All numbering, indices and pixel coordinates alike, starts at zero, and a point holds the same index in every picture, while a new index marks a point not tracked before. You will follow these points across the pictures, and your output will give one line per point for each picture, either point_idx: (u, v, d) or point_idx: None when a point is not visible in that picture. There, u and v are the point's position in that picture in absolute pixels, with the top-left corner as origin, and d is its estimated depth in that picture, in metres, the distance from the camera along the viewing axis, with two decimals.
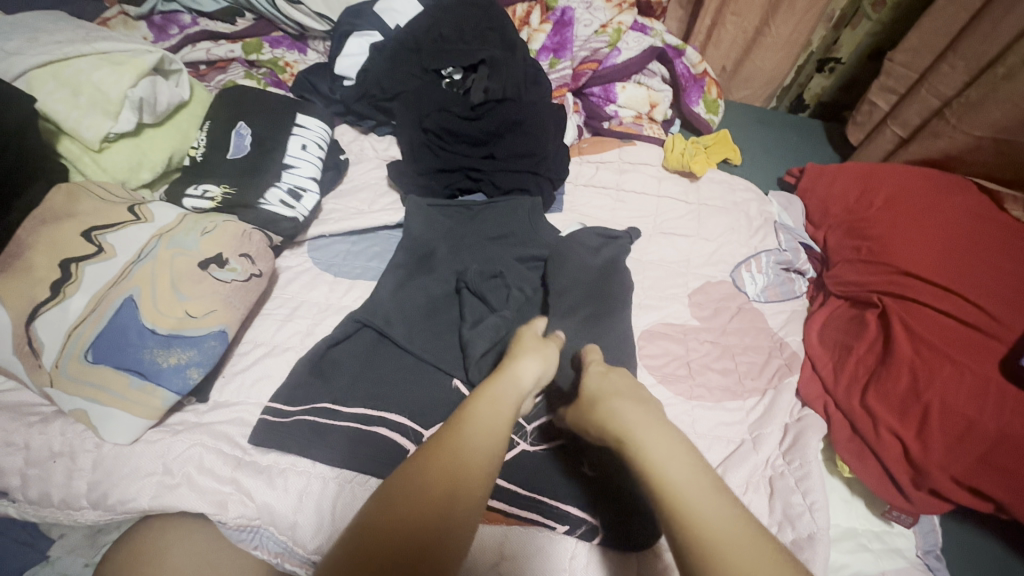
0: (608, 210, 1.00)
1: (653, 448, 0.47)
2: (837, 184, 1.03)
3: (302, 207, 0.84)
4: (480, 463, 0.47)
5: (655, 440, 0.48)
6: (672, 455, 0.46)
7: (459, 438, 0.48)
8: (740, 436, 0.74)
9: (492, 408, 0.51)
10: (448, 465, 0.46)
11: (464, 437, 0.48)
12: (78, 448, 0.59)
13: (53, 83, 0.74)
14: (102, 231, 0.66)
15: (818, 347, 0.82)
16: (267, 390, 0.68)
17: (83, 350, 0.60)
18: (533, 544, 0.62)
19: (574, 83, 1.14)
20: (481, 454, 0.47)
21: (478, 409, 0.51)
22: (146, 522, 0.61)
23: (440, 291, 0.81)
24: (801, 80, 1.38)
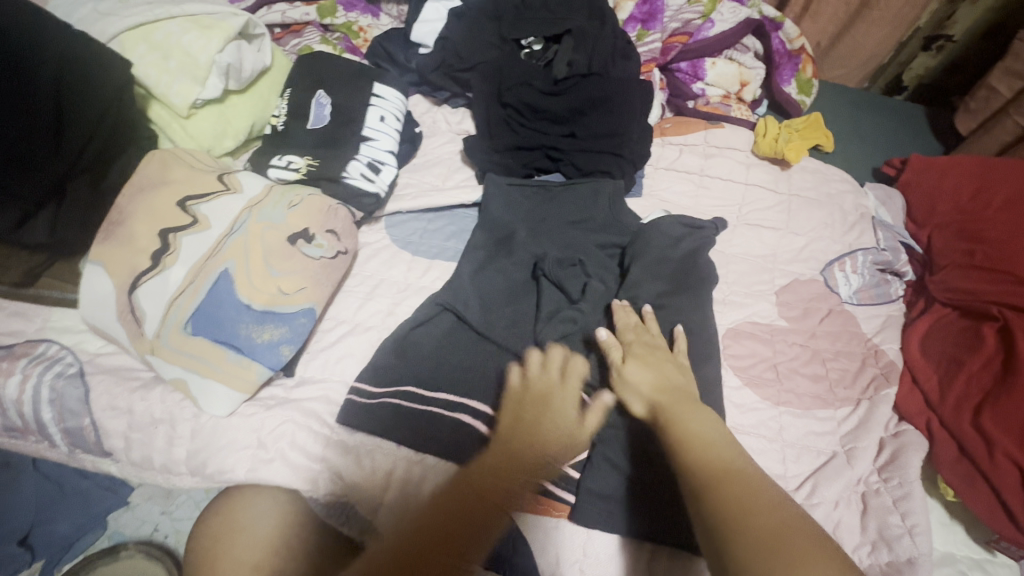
0: (691, 196, 0.95)
1: (689, 417, 0.56)
2: (947, 179, 0.95)
3: (381, 181, 0.82)
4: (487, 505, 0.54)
5: (692, 414, 0.57)
6: (702, 424, 0.56)
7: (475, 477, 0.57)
8: (832, 448, 0.70)
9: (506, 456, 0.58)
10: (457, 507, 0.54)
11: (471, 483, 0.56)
12: (177, 416, 0.60)
13: (144, 45, 0.73)
14: (196, 202, 0.66)
15: (920, 359, 0.76)
16: (352, 369, 0.68)
17: (183, 321, 0.60)
18: (615, 544, 0.61)
19: (662, 58, 1.06)
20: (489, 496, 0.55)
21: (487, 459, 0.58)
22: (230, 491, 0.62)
23: (520, 277, 0.78)
24: (902, 58, 1.25)
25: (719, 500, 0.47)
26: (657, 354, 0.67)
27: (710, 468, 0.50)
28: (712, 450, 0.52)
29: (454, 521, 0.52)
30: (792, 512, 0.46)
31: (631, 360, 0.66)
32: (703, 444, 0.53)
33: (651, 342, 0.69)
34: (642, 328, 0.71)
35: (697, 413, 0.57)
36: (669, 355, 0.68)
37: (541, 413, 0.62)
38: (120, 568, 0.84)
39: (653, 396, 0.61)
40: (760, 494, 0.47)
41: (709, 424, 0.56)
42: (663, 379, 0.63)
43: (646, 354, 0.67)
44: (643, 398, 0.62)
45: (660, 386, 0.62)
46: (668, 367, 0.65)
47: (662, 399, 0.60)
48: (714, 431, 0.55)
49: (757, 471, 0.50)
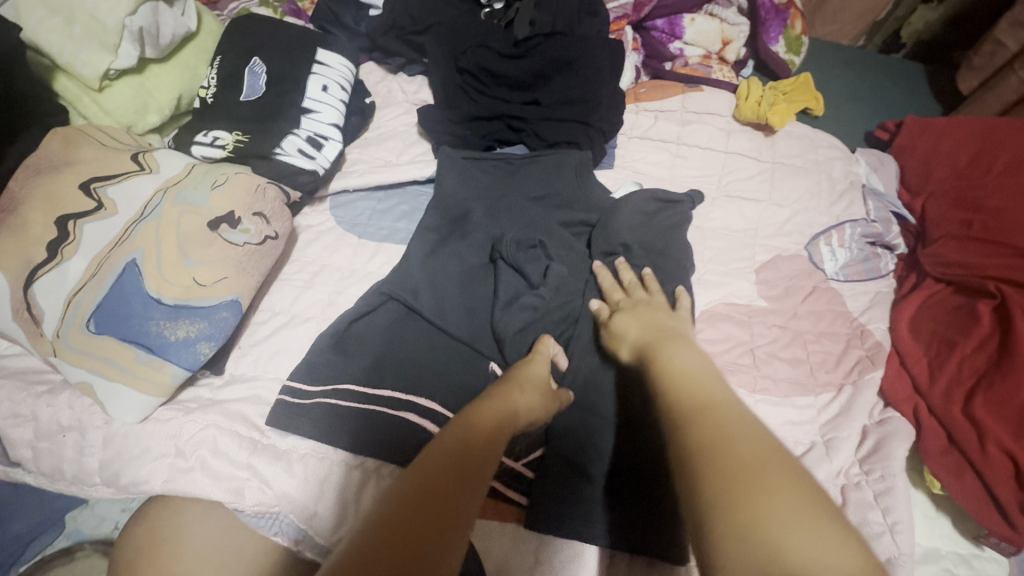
0: (666, 167, 0.88)
1: (671, 350, 0.51)
2: (945, 143, 0.87)
3: (323, 158, 0.75)
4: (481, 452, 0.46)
5: (675, 348, 0.51)
6: (682, 354, 0.50)
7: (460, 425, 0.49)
8: (810, 438, 0.65)
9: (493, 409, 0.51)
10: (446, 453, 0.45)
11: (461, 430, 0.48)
12: (87, 423, 0.55)
13: (43, 9, 0.65)
14: (102, 184, 0.60)
15: (910, 340, 0.70)
16: (286, 365, 0.63)
17: (85, 319, 0.54)
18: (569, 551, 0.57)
19: (635, 15, 0.97)
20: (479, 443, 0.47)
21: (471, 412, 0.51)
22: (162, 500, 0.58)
23: (475, 261, 0.72)
24: (901, 12, 1.15)
25: (686, 422, 0.41)
26: (650, 306, 0.62)
27: (687, 399, 0.43)
28: (695, 381, 0.45)
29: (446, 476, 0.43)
30: (778, 442, 0.38)
31: (619, 314, 0.62)
32: (686, 377, 0.46)
33: (642, 299, 0.64)
34: (635, 286, 0.66)
35: (685, 348, 0.51)
36: (664, 307, 0.61)
37: (520, 378, 0.57)
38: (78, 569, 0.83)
39: (640, 341, 0.56)
40: (732, 412, 0.40)
41: (698, 359, 0.49)
42: (654, 324, 0.58)
43: (634, 308, 0.62)
44: (629, 343, 0.58)
45: (651, 330, 0.57)
46: (659, 314, 0.60)
47: (649, 340, 0.55)
48: (704, 366, 0.47)
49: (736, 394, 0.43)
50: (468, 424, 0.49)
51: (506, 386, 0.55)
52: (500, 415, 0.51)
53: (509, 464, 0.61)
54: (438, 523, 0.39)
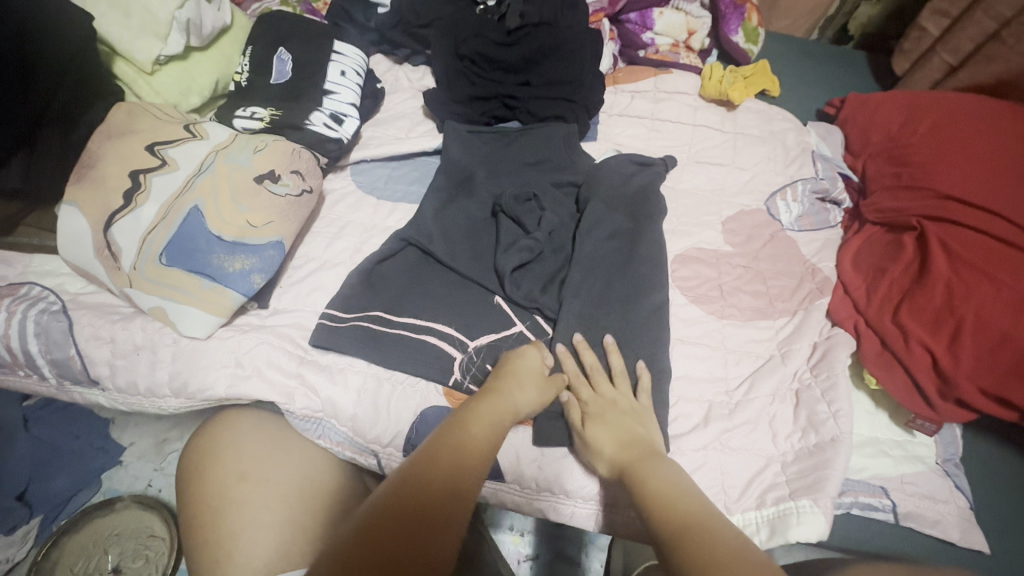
0: (643, 139, 1.00)
1: (656, 473, 0.54)
2: (880, 113, 1.01)
3: (344, 131, 0.87)
4: (467, 463, 0.51)
5: (658, 470, 0.55)
6: (668, 477, 0.54)
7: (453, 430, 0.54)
8: (769, 352, 0.77)
9: (486, 415, 0.57)
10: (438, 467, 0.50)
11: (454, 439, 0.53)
12: (158, 341, 0.65)
13: (105, 3, 0.76)
14: (164, 146, 0.70)
15: (851, 271, 0.83)
16: (322, 299, 0.73)
17: (157, 253, 0.64)
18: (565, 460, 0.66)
19: (611, 8, 1.10)
20: (467, 453, 0.52)
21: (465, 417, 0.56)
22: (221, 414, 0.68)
23: (480, 215, 0.83)
24: (846, 9, 1.31)
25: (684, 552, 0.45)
26: (617, 407, 0.64)
27: (676, 523, 0.48)
28: (682, 503, 0.50)
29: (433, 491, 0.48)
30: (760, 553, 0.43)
31: (590, 420, 0.63)
32: (672, 499, 0.51)
33: (608, 393, 0.66)
34: (598, 375, 0.67)
35: (662, 469, 0.55)
36: (630, 406, 0.65)
37: (518, 372, 0.63)
38: (118, 520, 0.88)
39: (618, 457, 0.59)
40: (725, 538, 0.45)
41: (680, 482, 0.53)
42: (628, 436, 0.60)
43: (603, 413, 0.63)
44: (607, 460, 0.60)
45: (625, 443, 0.59)
46: (629, 421, 0.62)
47: (627, 457, 0.58)
48: (688, 488, 0.53)
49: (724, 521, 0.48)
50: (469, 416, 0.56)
51: (503, 381, 0.62)
52: (498, 410, 0.58)
53: None
54: (437, 502, 0.47)
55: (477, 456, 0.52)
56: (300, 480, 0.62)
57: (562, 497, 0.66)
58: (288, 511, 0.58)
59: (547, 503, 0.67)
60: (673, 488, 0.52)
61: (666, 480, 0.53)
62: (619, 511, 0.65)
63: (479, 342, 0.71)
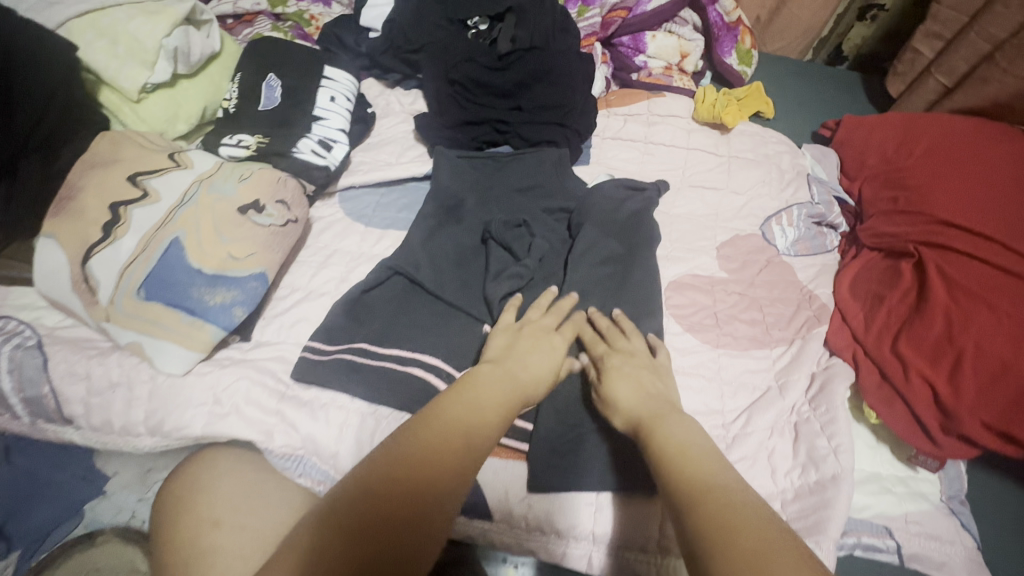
0: (636, 163, 0.99)
1: (670, 430, 0.56)
2: (874, 135, 1.00)
3: (333, 157, 0.86)
4: (477, 427, 0.53)
5: (673, 427, 0.56)
6: (683, 433, 0.55)
7: (469, 392, 0.56)
8: (766, 383, 0.75)
9: (503, 383, 0.58)
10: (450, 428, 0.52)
11: (470, 401, 0.55)
12: (134, 379, 0.63)
13: (91, 32, 0.76)
14: (147, 176, 0.69)
15: (849, 298, 0.81)
16: (307, 331, 0.71)
17: (136, 287, 0.62)
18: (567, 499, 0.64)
19: (603, 32, 1.11)
20: (480, 418, 0.54)
21: (484, 381, 0.58)
22: (198, 454, 0.65)
23: (469, 242, 0.82)
24: (840, 28, 1.31)
25: (700, 513, 0.45)
26: (634, 361, 0.66)
27: (684, 480, 0.49)
28: (693, 460, 0.51)
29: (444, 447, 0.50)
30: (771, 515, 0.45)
31: (609, 374, 0.65)
32: (679, 457, 0.52)
33: (623, 348, 0.68)
34: (613, 334, 0.71)
35: (672, 421, 0.57)
36: (644, 360, 0.67)
37: (533, 348, 0.64)
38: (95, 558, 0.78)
39: (635, 411, 0.60)
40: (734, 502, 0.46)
41: (693, 438, 0.55)
42: (640, 387, 0.63)
43: (620, 367, 0.65)
44: (623, 412, 0.61)
45: (641, 396, 0.62)
46: (642, 373, 0.65)
47: (644, 411, 0.59)
48: (699, 442, 0.54)
49: (739, 484, 0.49)
50: (472, 394, 0.56)
51: (523, 354, 0.63)
52: (512, 385, 0.58)
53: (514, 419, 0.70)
54: (443, 456, 0.49)
55: (487, 418, 0.54)
56: (271, 532, 0.56)
57: (554, 537, 0.64)
58: (260, 560, 0.53)
59: (539, 544, 0.64)
60: (686, 447, 0.53)
61: (681, 438, 0.54)
62: (632, 554, 0.63)
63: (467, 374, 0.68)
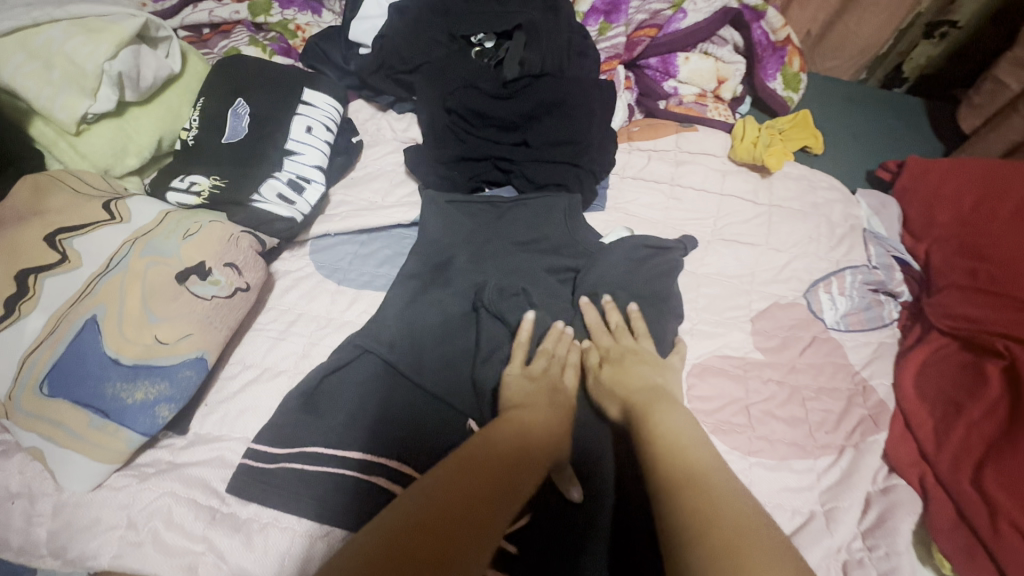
0: (660, 209, 0.85)
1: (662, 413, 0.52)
2: (949, 184, 0.84)
3: (303, 202, 0.73)
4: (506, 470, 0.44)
5: (665, 411, 0.52)
6: (673, 418, 0.51)
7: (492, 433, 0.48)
8: (809, 507, 0.61)
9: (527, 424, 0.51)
10: (477, 467, 0.43)
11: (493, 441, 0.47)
12: (37, 490, 0.52)
13: (21, 54, 0.65)
14: (68, 235, 0.58)
15: (914, 398, 0.67)
16: (253, 423, 0.60)
17: (38, 380, 0.52)
18: None
19: (626, 54, 0.95)
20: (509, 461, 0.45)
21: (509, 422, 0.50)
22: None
23: (457, 310, 0.69)
24: (902, 47, 1.13)
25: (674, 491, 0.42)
26: (638, 356, 0.62)
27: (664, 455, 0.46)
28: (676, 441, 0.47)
29: (472, 487, 0.41)
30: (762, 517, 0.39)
31: (608, 363, 0.62)
32: (664, 434, 0.48)
33: (629, 344, 0.64)
34: (623, 329, 0.66)
35: (675, 414, 0.52)
36: (652, 357, 0.62)
37: (541, 375, 0.60)
38: None
39: (628, 396, 0.56)
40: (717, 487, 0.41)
41: (682, 419, 0.51)
42: (641, 379, 0.58)
43: (624, 359, 0.62)
44: (619, 398, 0.57)
45: (638, 387, 0.57)
46: (646, 368, 0.60)
47: (639, 396, 0.55)
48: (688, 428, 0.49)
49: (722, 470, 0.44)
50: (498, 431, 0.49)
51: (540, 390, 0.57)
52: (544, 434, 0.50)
53: None
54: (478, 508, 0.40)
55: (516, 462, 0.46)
56: None
57: None
58: None
59: None
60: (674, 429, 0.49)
61: (672, 421, 0.50)
62: None
63: None
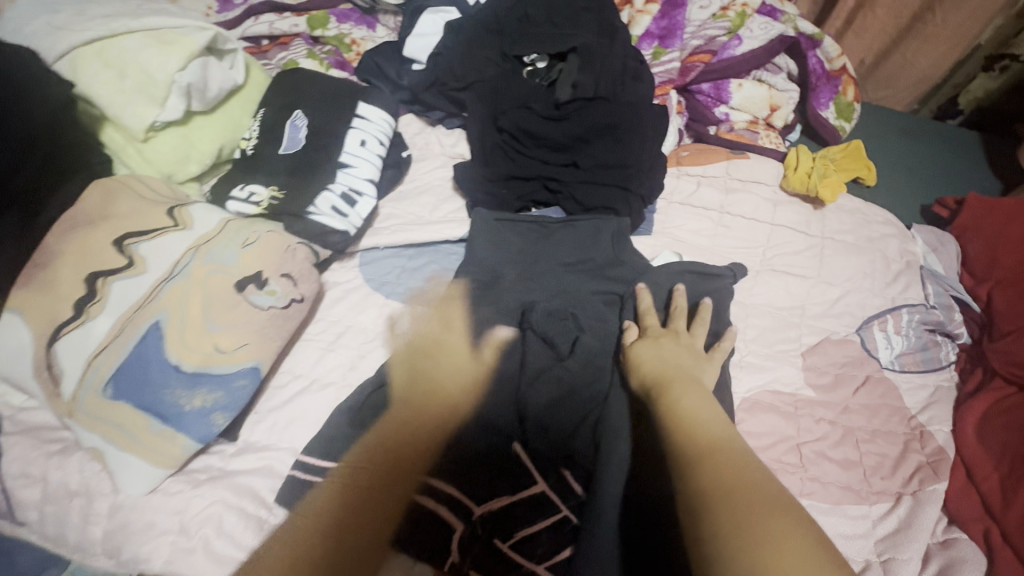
0: (708, 236, 0.84)
1: (680, 390, 0.54)
2: (1015, 225, 0.82)
3: (356, 215, 0.74)
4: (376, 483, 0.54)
5: (684, 390, 0.54)
6: (693, 398, 0.53)
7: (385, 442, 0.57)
8: (865, 556, 0.59)
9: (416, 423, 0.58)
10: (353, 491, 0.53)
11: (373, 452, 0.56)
12: (95, 490, 0.54)
13: (98, 63, 0.67)
14: (136, 240, 0.59)
15: (977, 448, 0.65)
16: (301, 434, 0.60)
17: (102, 382, 0.53)
18: None
19: (680, 78, 0.95)
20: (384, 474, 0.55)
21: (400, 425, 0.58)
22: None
23: (504, 329, 0.69)
24: (958, 79, 1.10)
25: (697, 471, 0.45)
26: (676, 339, 0.63)
27: (691, 433, 0.49)
28: (698, 420, 0.50)
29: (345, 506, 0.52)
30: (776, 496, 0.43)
31: (639, 342, 0.63)
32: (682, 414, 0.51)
33: (677, 329, 0.66)
34: (677, 313, 0.67)
35: (691, 389, 0.54)
36: (688, 343, 0.64)
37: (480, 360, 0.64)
38: None
39: (649, 371, 0.59)
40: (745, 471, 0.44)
41: (702, 399, 0.53)
42: (666, 357, 0.60)
43: (657, 338, 0.63)
44: (640, 374, 0.60)
45: (662, 362, 0.59)
46: (678, 350, 0.62)
47: (659, 373, 0.58)
48: (709, 410, 0.52)
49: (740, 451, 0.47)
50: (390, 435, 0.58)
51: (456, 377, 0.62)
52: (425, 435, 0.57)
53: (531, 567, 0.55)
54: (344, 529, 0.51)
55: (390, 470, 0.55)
56: None
57: None
58: None
59: None
60: (692, 407, 0.52)
61: (691, 400, 0.53)
62: None
63: (488, 507, 0.56)
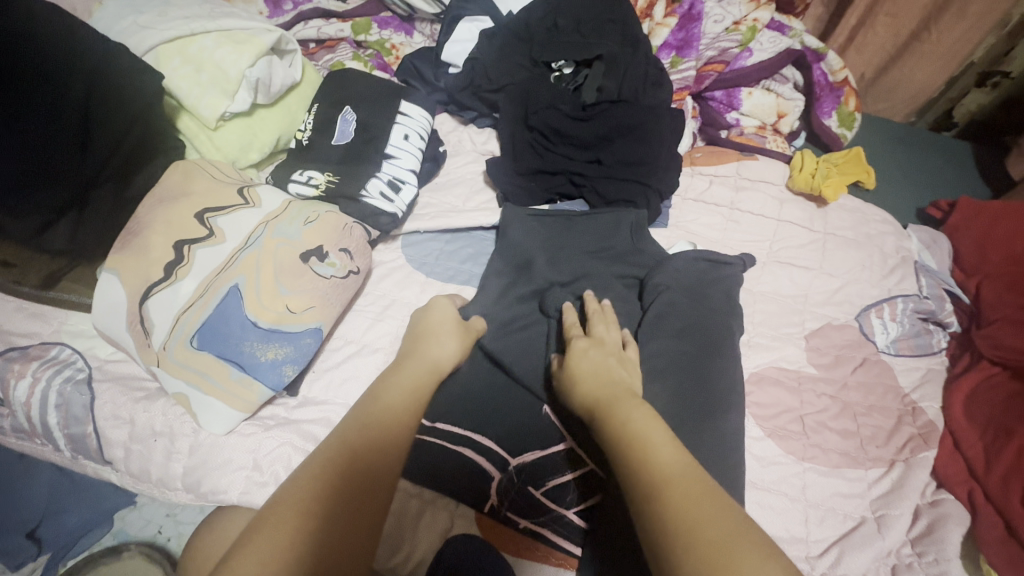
0: (718, 230, 0.91)
1: (627, 410, 0.50)
2: (1002, 224, 0.88)
3: (400, 201, 0.82)
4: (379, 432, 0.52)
5: (629, 408, 0.51)
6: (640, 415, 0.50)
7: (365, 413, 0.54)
8: (861, 513, 0.65)
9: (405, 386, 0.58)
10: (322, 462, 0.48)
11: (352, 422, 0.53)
12: (177, 430, 0.60)
13: (178, 59, 0.75)
14: (214, 214, 0.66)
15: (964, 421, 0.71)
16: (355, 391, 0.67)
17: (189, 335, 0.60)
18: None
19: (695, 86, 1.03)
20: (385, 425, 0.53)
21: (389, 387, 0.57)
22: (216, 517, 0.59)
23: (535, 306, 0.75)
24: (953, 93, 1.18)
25: (656, 501, 0.42)
26: (605, 347, 0.61)
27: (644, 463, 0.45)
28: (649, 445, 0.46)
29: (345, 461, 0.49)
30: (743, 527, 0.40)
31: (571, 356, 0.61)
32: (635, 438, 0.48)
33: (600, 334, 0.64)
34: (597, 317, 0.66)
35: (637, 406, 0.51)
36: (616, 349, 0.62)
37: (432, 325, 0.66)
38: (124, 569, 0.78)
39: (586, 391, 0.56)
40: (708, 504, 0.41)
41: (649, 417, 0.50)
42: (601, 368, 0.57)
43: (586, 349, 0.60)
44: (579, 394, 0.57)
45: (600, 378, 0.56)
46: (609, 360, 0.59)
47: (600, 393, 0.54)
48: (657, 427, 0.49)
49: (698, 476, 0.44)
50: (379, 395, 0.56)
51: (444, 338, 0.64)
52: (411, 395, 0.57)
53: (560, 511, 0.62)
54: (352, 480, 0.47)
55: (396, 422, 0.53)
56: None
57: None
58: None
59: None
60: (639, 427, 0.48)
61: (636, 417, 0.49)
62: None
63: (521, 460, 0.63)
